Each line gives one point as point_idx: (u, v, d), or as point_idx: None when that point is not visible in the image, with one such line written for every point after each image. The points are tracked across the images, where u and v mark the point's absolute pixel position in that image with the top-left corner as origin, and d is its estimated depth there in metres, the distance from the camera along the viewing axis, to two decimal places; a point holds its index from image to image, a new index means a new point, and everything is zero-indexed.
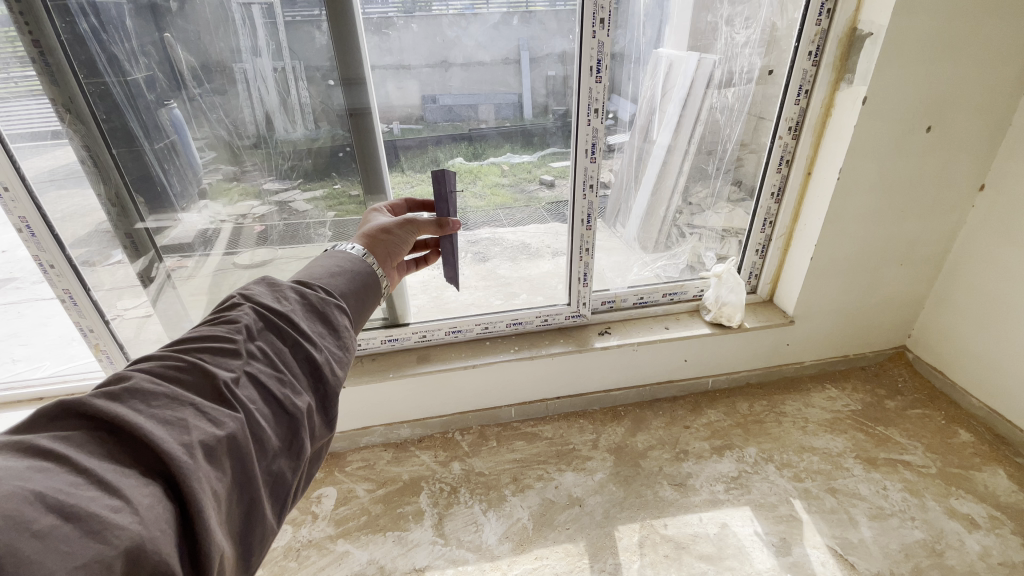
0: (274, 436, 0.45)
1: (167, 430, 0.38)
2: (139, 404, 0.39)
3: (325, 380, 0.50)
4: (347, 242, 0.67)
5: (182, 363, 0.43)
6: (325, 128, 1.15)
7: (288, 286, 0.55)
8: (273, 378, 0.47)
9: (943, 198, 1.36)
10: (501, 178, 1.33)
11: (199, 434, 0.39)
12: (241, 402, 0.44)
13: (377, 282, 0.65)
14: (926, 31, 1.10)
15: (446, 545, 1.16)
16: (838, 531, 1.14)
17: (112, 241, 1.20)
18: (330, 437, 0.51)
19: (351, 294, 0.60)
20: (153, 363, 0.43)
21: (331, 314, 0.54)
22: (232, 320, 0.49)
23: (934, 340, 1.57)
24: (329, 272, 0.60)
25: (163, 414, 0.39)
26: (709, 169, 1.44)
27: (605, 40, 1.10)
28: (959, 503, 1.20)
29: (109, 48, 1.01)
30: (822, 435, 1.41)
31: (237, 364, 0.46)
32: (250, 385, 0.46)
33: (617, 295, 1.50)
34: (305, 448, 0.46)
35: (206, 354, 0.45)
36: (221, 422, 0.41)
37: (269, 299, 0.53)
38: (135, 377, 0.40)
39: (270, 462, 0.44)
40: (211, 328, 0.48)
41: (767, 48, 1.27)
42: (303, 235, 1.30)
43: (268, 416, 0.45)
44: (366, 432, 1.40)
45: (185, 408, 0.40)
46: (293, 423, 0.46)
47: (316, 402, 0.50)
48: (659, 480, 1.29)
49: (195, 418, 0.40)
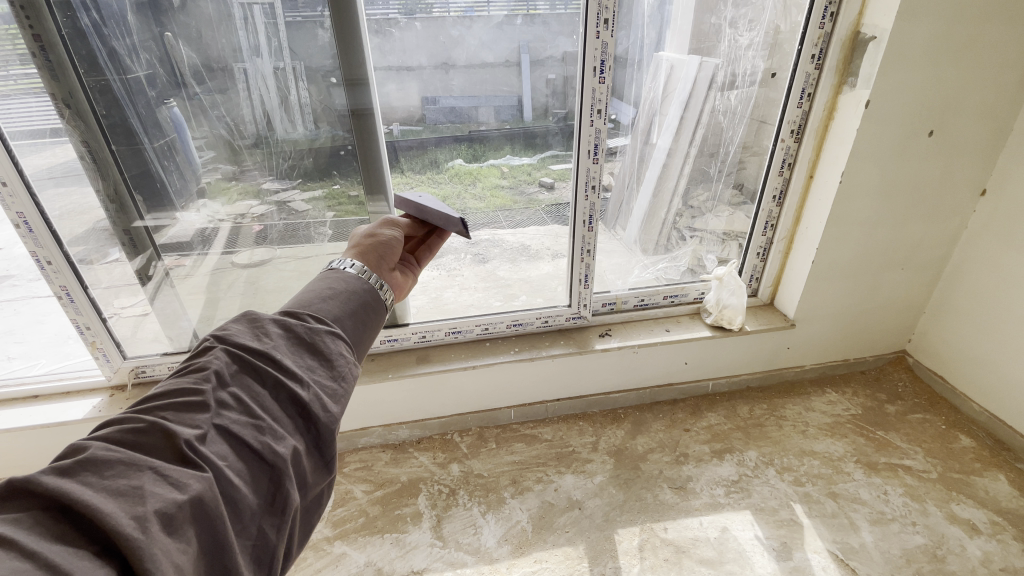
0: (251, 493, 0.42)
1: (119, 501, 0.35)
2: (91, 476, 0.36)
3: (314, 419, 0.48)
4: (339, 259, 0.66)
5: (141, 425, 0.41)
6: (325, 128, 1.14)
7: (269, 321, 0.54)
8: (249, 428, 0.44)
9: (940, 208, 1.36)
10: (500, 180, 1.32)
11: (156, 502, 0.36)
12: (208, 461, 0.40)
13: (380, 301, 0.63)
14: (928, 37, 1.11)
15: (444, 547, 1.15)
16: (839, 536, 1.14)
17: (110, 239, 1.19)
18: (327, 481, 0.49)
19: (348, 317, 0.59)
20: (112, 428, 0.40)
21: (320, 343, 0.53)
22: (201, 368, 0.47)
23: (934, 345, 1.57)
24: (321, 297, 0.59)
25: (118, 485, 0.36)
26: (711, 171, 1.44)
27: (609, 40, 1.09)
28: (960, 508, 1.20)
29: (110, 43, 1.00)
30: (823, 439, 1.40)
31: (205, 419, 0.43)
32: (221, 439, 0.43)
33: (618, 296, 1.49)
34: (290, 501, 0.43)
35: (170, 412, 0.43)
36: (185, 484, 0.38)
37: (246, 339, 0.51)
38: (89, 446, 0.37)
39: (249, 524, 0.41)
40: (179, 380, 0.46)
41: (770, 50, 1.26)
42: (303, 236, 1.29)
43: (243, 472, 0.42)
44: (363, 432, 1.39)
45: (143, 473, 0.37)
46: (275, 474, 0.43)
47: (305, 444, 0.47)
48: (659, 483, 1.29)
49: (154, 484, 0.37)
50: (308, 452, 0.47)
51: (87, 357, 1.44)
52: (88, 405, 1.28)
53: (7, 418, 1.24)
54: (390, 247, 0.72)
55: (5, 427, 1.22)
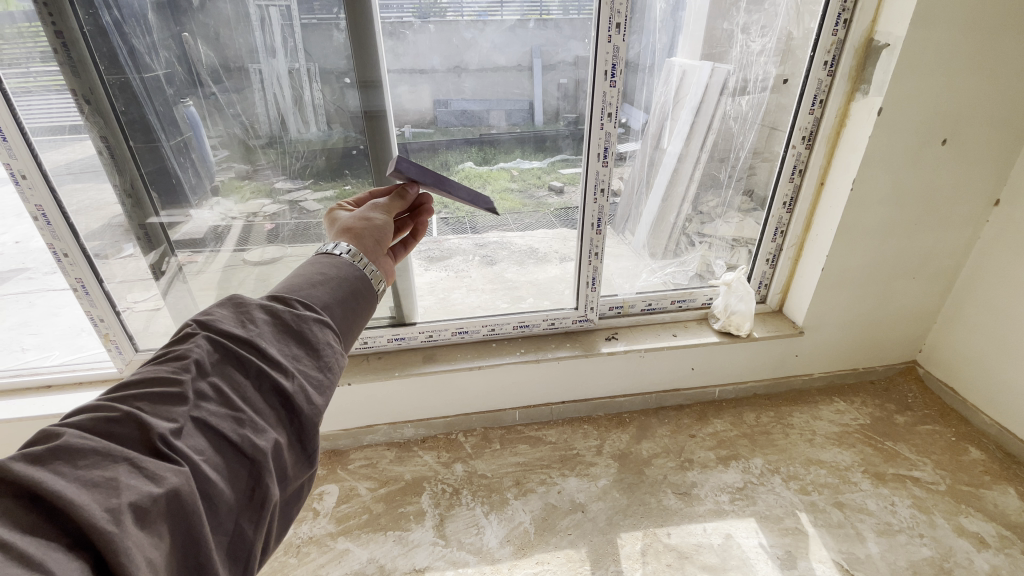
0: (229, 488, 0.42)
1: (93, 493, 0.36)
2: (65, 466, 0.36)
3: (298, 411, 0.49)
4: (331, 243, 0.66)
5: (117, 415, 0.41)
6: (338, 129, 1.16)
7: (255, 306, 0.54)
8: (228, 420, 0.45)
9: (949, 218, 1.35)
10: (510, 183, 1.33)
11: (131, 494, 0.36)
12: (184, 454, 0.41)
13: (371, 286, 0.64)
14: (944, 43, 1.10)
15: (446, 546, 1.15)
16: (845, 546, 1.13)
17: (125, 234, 1.22)
18: (308, 474, 0.50)
19: (337, 304, 0.59)
20: (86, 416, 0.41)
21: (306, 332, 0.54)
22: (181, 355, 0.47)
23: (945, 356, 1.54)
24: (310, 283, 0.59)
25: (92, 476, 0.36)
26: (722, 176, 1.43)
27: (620, 45, 1.10)
28: (968, 521, 1.18)
29: (130, 41, 1.02)
30: (830, 448, 1.39)
31: (182, 411, 0.43)
32: (198, 431, 0.44)
33: (626, 300, 1.49)
34: (269, 495, 0.44)
35: (147, 402, 0.43)
36: (161, 477, 0.38)
37: (231, 326, 0.51)
38: (64, 433, 0.38)
39: (226, 519, 0.42)
40: (158, 366, 0.46)
41: (782, 56, 1.26)
42: (314, 234, 1.31)
43: (220, 465, 0.43)
44: (369, 430, 1.40)
45: (118, 465, 0.38)
46: (253, 467, 0.44)
47: (286, 437, 0.48)
48: (663, 488, 1.28)
49: (129, 476, 0.37)
50: (290, 445, 0.48)
51: (100, 350, 1.47)
52: None
53: (21, 407, 1.27)
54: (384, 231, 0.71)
55: (19, 416, 1.24)
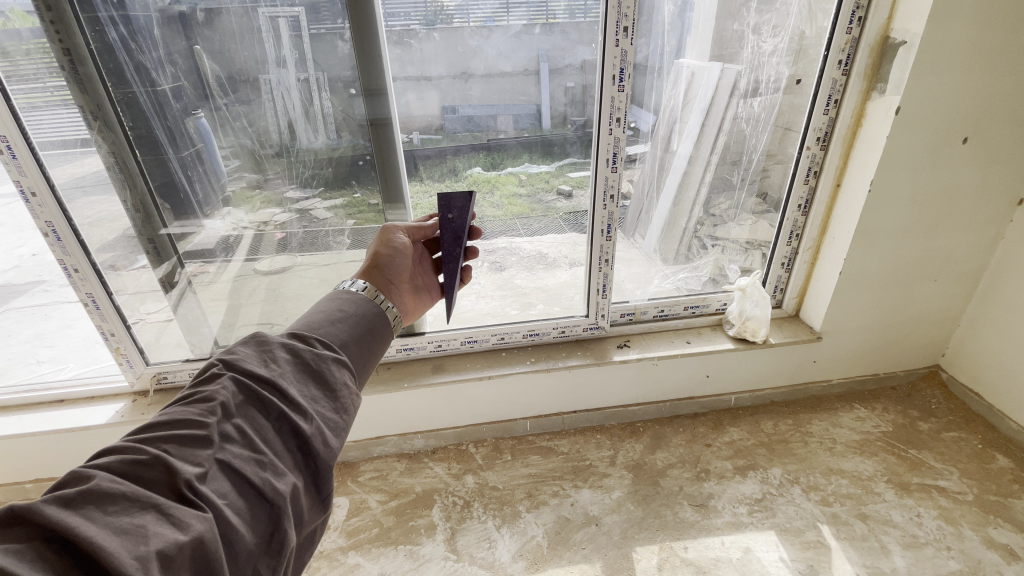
0: (250, 532, 0.42)
1: (123, 539, 0.35)
2: (95, 511, 0.36)
3: (314, 454, 0.48)
4: (349, 278, 0.67)
5: (145, 457, 0.41)
6: (347, 138, 1.15)
7: (278, 345, 0.53)
8: (251, 463, 0.45)
9: (972, 219, 1.31)
10: (518, 188, 1.31)
11: (159, 542, 0.36)
12: (208, 500, 0.41)
13: (387, 322, 0.64)
14: (964, 39, 1.07)
15: (458, 561, 1.13)
16: (869, 560, 1.09)
17: (135, 246, 1.22)
18: (322, 517, 0.48)
19: (354, 341, 0.59)
20: (115, 458, 0.41)
21: (325, 373, 0.53)
22: (207, 398, 0.47)
23: (970, 359, 1.49)
24: (329, 320, 0.59)
25: (121, 522, 0.36)
26: (734, 179, 1.40)
27: (628, 49, 1.07)
28: (998, 532, 1.13)
29: (137, 57, 1.03)
30: (851, 457, 1.35)
31: (207, 454, 0.43)
32: (222, 475, 0.43)
33: (638, 307, 1.46)
34: (287, 541, 0.43)
35: (173, 446, 0.43)
36: (187, 524, 0.38)
37: (254, 365, 0.51)
38: (95, 477, 0.38)
39: (244, 565, 0.40)
40: (184, 409, 0.46)
41: (795, 56, 1.23)
42: (322, 243, 1.30)
43: (242, 510, 0.42)
44: (379, 441, 1.39)
45: (145, 512, 0.38)
46: (273, 512, 0.43)
47: (303, 480, 0.47)
48: (680, 500, 1.25)
49: (156, 524, 0.37)
50: (306, 488, 0.47)
51: (112, 362, 1.47)
52: (111, 411, 1.30)
53: (33, 422, 1.27)
54: (409, 268, 0.80)
55: (33, 430, 1.25)
